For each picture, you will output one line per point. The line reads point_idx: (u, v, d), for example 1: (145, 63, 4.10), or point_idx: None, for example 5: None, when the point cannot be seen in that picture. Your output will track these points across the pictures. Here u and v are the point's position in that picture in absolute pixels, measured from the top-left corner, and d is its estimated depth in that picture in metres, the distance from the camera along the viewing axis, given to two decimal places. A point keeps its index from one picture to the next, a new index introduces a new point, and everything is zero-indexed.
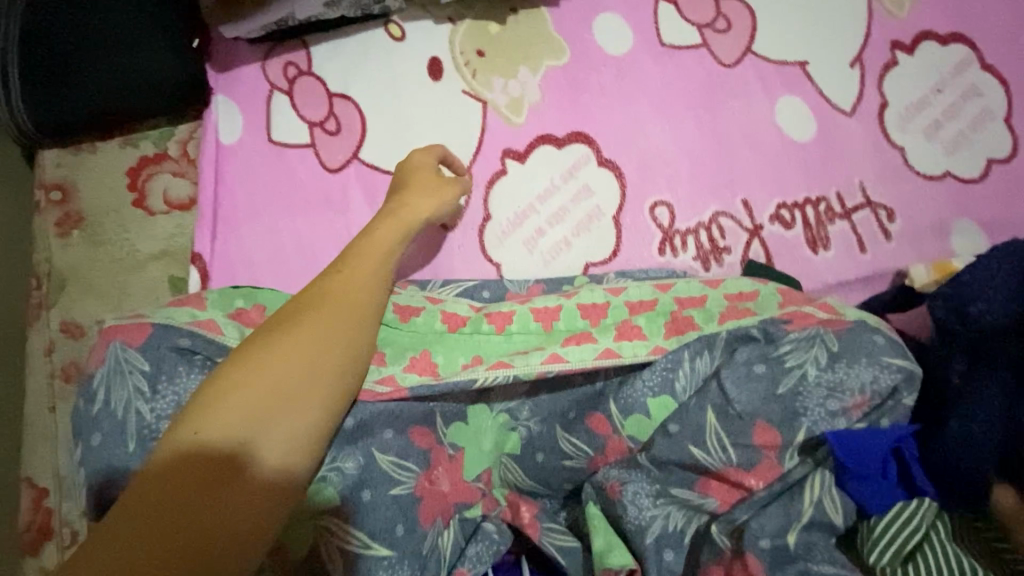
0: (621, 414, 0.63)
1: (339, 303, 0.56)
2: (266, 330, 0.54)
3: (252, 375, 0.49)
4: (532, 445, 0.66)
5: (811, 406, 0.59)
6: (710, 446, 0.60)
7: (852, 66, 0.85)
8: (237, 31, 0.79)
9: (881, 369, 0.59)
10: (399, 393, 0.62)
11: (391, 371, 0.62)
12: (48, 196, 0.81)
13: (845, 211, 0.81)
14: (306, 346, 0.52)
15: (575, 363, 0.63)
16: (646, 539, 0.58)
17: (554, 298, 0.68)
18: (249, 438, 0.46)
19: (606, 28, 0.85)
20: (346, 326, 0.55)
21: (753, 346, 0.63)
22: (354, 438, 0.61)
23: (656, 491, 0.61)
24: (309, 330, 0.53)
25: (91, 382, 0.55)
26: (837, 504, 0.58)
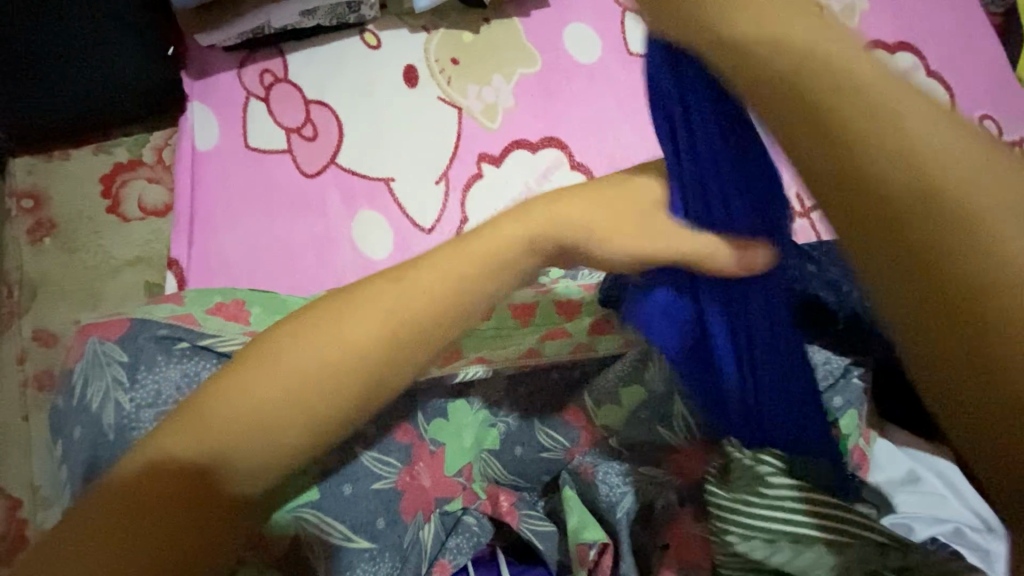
0: (594, 404, 0.66)
1: (372, 321, 0.44)
2: (276, 337, 0.44)
3: (248, 391, 0.41)
4: (511, 439, 0.67)
5: None
6: (675, 426, 0.63)
7: None
8: (214, 38, 0.81)
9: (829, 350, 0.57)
10: None
11: None
12: (20, 204, 0.80)
13: (804, 210, 0.85)
14: (323, 353, 0.42)
15: (551, 357, 0.66)
16: (617, 514, 0.63)
17: (532, 293, 0.71)
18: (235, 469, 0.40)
19: (576, 37, 0.88)
20: (376, 353, 0.43)
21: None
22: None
23: (625, 471, 0.65)
24: (340, 331, 0.43)
25: (71, 378, 0.56)
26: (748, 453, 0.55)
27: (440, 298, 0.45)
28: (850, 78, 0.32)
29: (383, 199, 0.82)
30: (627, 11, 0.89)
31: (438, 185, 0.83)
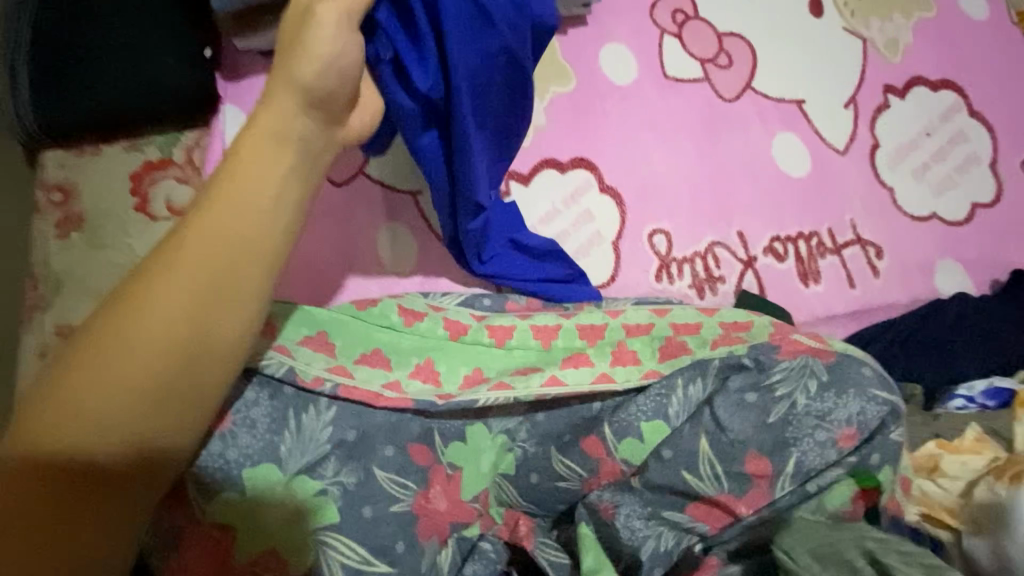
0: (615, 437, 0.66)
1: (203, 261, 0.48)
2: (98, 330, 0.46)
3: (83, 379, 0.44)
4: (527, 465, 0.68)
5: (801, 436, 0.63)
6: (702, 472, 0.64)
7: (847, 106, 0.88)
8: (252, 43, 0.81)
9: (868, 401, 0.63)
10: (404, 400, 0.64)
11: (398, 376, 0.65)
12: (49, 197, 0.80)
13: (836, 247, 0.83)
14: (166, 318, 0.46)
15: (572, 386, 0.66)
16: (640, 559, 0.63)
17: (555, 317, 0.72)
18: (117, 440, 0.45)
19: (612, 59, 0.87)
20: (205, 289, 0.48)
21: (744, 375, 0.66)
22: (357, 453, 0.62)
23: (647, 513, 0.65)
24: (174, 292, 0.47)
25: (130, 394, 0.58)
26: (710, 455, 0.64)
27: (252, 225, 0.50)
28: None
29: (409, 215, 0.82)
30: (665, 34, 0.88)
31: None
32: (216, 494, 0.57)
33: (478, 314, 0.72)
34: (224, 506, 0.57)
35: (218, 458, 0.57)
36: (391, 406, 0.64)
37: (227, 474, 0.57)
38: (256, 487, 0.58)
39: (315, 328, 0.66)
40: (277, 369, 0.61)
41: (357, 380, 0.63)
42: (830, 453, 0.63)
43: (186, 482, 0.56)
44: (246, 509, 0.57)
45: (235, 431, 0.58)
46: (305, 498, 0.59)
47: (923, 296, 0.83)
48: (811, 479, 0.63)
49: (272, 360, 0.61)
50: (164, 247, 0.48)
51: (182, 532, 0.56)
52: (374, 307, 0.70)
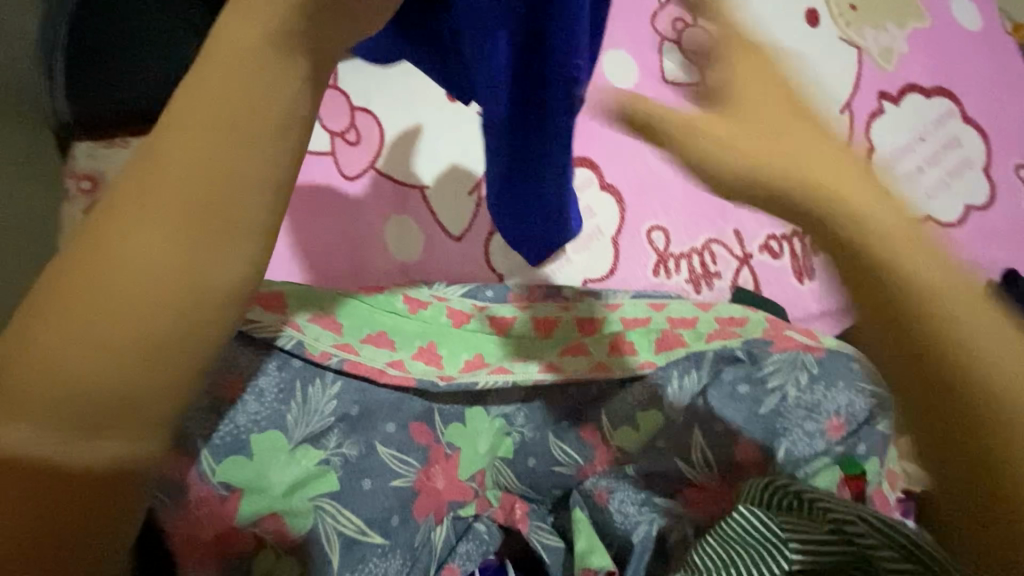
0: (611, 424, 0.68)
1: (172, 209, 0.37)
2: (55, 295, 0.36)
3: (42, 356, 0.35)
4: (525, 449, 0.70)
5: (792, 427, 0.66)
6: (695, 460, 0.66)
7: (842, 111, 0.91)
8: None
9: (854, 395, 0.68)
10: (407, 379, 0.67)
11: (402, 356, 0.68)
12: (79, 185, 0.84)
13: None
14: (141, 271, 0.36)
15: (569, 372, 0.69)
16: (633, 541, 0.63)
17: (554, 308, 0.75)
18: (77, 436, 0.36)
19: (614, 61, 0.91)
20: (187, 230, 0.37)
21: (737, 367, 0.69)
22: (360, 427, 0.65)
23: (641, 500, 0.66)
24: (149, 237, 0.36)
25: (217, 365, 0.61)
26: (702, 443, 0.66)
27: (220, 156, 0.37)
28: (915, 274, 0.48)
29: (416, 208, 0.86)
30: (666, 39, 0.91)
31: (470, 196, 0.87)
32: (225, 458, 0.58)
33: (480, 304, 0.76)
34: (233, 470, 0.58)
35: (227, 423, 0.59)
36: (394, 383, 0.66)
37: (234, 439, 0.59)
38: (264, 451, 0.60)
39: (321, 307, 0.68)
40: (287, 343, 0.63)
41: (363, 358, 0.66)
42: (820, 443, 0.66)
43: (196, 445, 0.58)
44: (254, 475, 0.59)
45: (244, 399, 0.60)
46: (308, 468, 0.61)
47: None
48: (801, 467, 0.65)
49: (284, 333, 0.63)
50: (131, 177, 0.37)
51: (188, 495, 0.57)
52: (380, 293, 0.72)
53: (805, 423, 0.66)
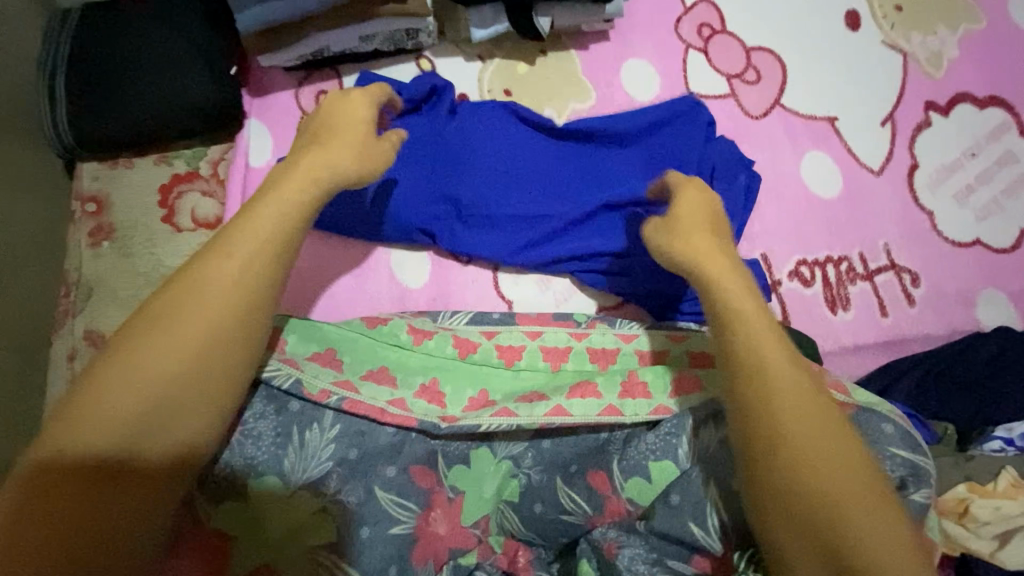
0: (623, 475, 0.64)
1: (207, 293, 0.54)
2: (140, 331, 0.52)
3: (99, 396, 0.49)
4: (532, 494, 0.66)
5: None
6: (709, 524, 0.59)
7: (883, 124, 0.84)
8: (274, 60, 0.82)
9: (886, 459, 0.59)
10: (408, 419, 0.63)
11: (402, 395, 0.65)
12: (84, 208, 0.84)
13: (867, 272, 0.79)
14: (206, 314, 0.53)
15: (578, 417, 0.64)
16: None
17: (565, 339, 0.72)
18: (141, 427, 0.49)
19: (633, 74, 0.87)
20: (236, 291, 0.55)
21: None
22: (358, 472, 0.62)
23: (653, 559, 0.60)
24: (212, 294, 0.54)
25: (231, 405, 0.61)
26: (717, 502, 0.60)
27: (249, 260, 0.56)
28: (778, 398, 0.54)
29: None
30: (690, 49, 0.87)
31: None
32: (218, 504, 0.58)
33: (489, 332, 0.73)
34: (226, 516, 0.59)
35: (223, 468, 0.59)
36: (395, 423, 0.63)
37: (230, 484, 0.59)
38: (258, 497, 0.59)
39: (324, 345, 0.66)
40: (284, 382, 0.61)
41: (362, 396, 0.63)
42: None
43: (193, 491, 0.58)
44: (248, 521, 0.59)
45: (241, 443, 0.60)
46: (302, 516, 0.60)
47: (963, 328, 0.77)
48: None
49: (281, 372, 0.62)
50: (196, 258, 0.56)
51: (184, 540, 0.57)
52: (384, 326, 0.70)
53: None
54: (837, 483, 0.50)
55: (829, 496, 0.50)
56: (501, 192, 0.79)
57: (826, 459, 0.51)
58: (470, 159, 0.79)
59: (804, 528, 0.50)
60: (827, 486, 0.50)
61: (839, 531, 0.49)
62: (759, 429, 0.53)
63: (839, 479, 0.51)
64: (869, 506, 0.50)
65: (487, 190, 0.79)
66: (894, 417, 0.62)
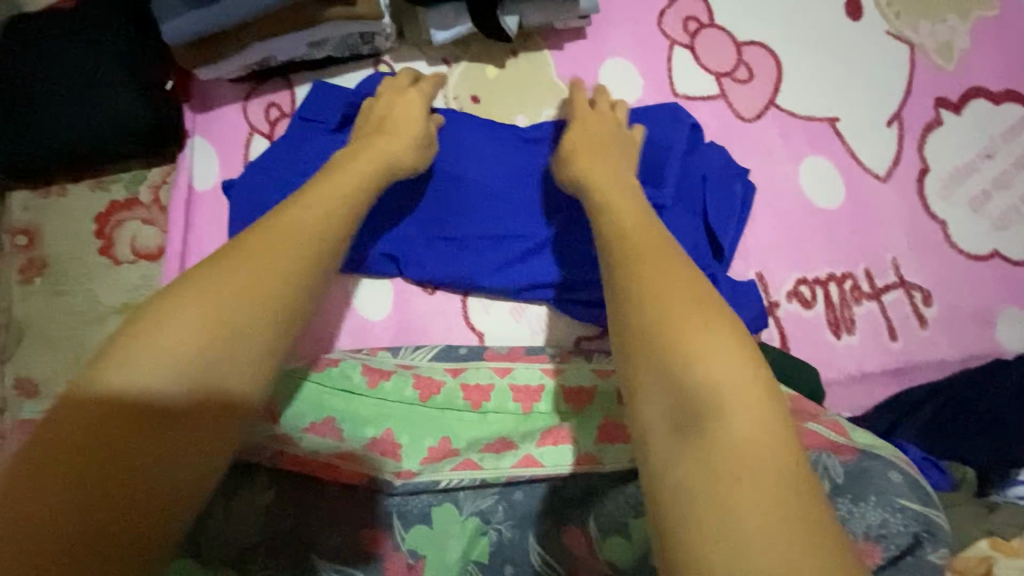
0: (599, 534, 0.54)
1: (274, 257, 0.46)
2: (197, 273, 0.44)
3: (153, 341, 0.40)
4: (501, 554, 0.58)
5: None
6: None
7: (889, 124, 0.76)
8: (215, 73, 0.75)
9: (892, 513, 0.49)
10: (358, 475, 0.57)
11: (352, 447, 0.58)
12: (14, 240, 0.76)
13: (874, 291, 0.71)
14: (271, 256, 0.45)
15: (549, 469, 0.58)
16: None
17: (538, 375, 0.66)
18: (205, 371, 0.41)
19: (613, 74, 0.79)
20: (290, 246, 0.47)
21: None
22: (293, 543, 0.54)
23: None
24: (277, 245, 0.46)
25: None
26: None
27: (324, 226, 0.49)
28: (646, 287, 0.42)
29: None
30: (675, 45, 0.79)
31: None
32: None
33: (453, 369, 0.66)
34: None
35: None
36: (343, 480, 0.57)
37: None
38: None
39: (261, 396, 0.59)
40: None
41: (303, 449, 0.56)
42: None
43: None
44: None
45: None
46: None
47: (981, 351, 0.70)
48: None
49: None
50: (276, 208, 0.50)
51: None
52: (333, 368, 0.63)
53: None
54: (711, 370, 0.37)
55: (709, 392, 0.36)
56: (476, 214, 0.71)
57: (694, 338, 0.38)
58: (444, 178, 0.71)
59: (665, 399, 0.37)
60: (698, 372, 0.37)
61: (706, 414, 0.35)
62: (631, 321, 0.41)
63: (700, 354, 0.37)
64: (744, 391, 0.36)
65: (453, 213, 0.71)
66: (899, 462, 0.52)
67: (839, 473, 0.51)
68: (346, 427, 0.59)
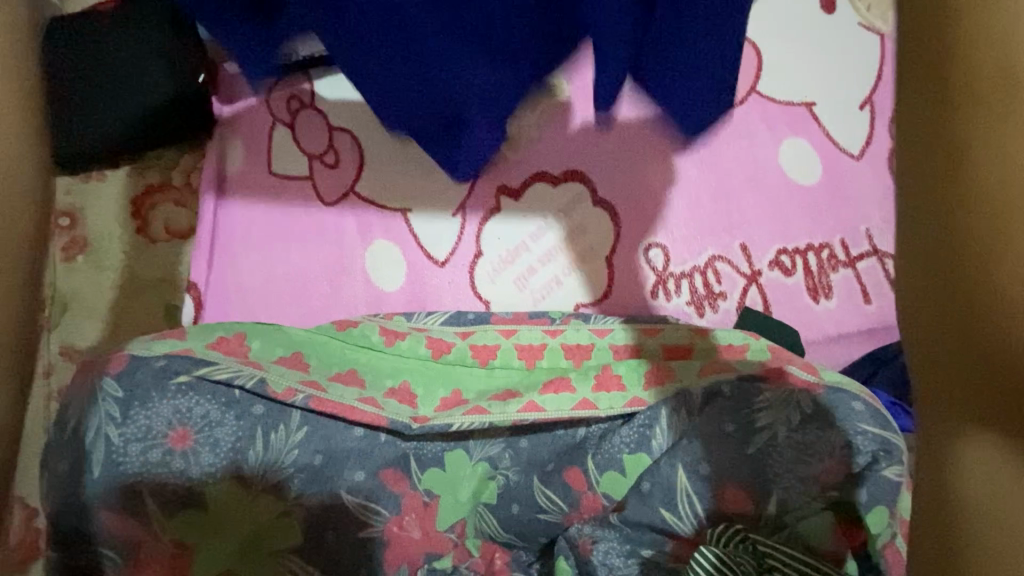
0: (598, 470, 0.62)
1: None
2: None
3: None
4: (509, 494, 0.65)
5: (781, 473, 0.54)
6: (681, 510, 0.57)
7: (862, 108, 0.83)
8: (242, 66, 0.82)
9: (852, 436, 0.54)
10: (378, 418, 0.61)
11: (373, 394, 0.63)
12: (57, 222, 0.83)
13: (849, 259, 0.78)
14: None
15: (551, 411, 0.63)
16: None
17: (540, 336, 0.72)
18: None
19: None
20: None
21: (721, 401, 0.58)
22: (320, 478, 0.59)
23: (628, 551, 0.59)
24: None
25: (135, 407, 0.55)
26: (692, 501, 0.56)
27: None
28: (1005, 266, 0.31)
29: (398, 232, 0.81)
30: None
31: (455, 217, 0.81)
32: (175, 513, 0.55)
33: (463, 331, 0.72)
34: (183, 528, 0.55)
35: (162, 482, 0.55)
36: (364, 422, 0.61)
37: (181, 495, 0.55)
38: (219, 507, 0.56)
39: (286, 347, 0.64)
40: (221, 374, 0.58)
41: (330, 394, 0.60)
42: (815, 491, 0.54)
43: (146, 505, 0.54)
44: (204, 534, 0.56)
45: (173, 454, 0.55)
46: (262, 520, 0.58)
47: None
48: (793, 517, 0.54)
49: (222, 365, 0.58)
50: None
51: (139, 550, 0.54)
52: (354, 328, 0.69)
53: (795, 468, 0.54)
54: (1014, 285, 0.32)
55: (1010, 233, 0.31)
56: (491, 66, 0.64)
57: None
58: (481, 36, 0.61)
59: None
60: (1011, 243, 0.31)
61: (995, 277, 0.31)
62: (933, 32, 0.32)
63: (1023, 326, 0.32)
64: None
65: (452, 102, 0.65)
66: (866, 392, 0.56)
67: (810, 405, 0.55)
68: (366, 378, 0.65)
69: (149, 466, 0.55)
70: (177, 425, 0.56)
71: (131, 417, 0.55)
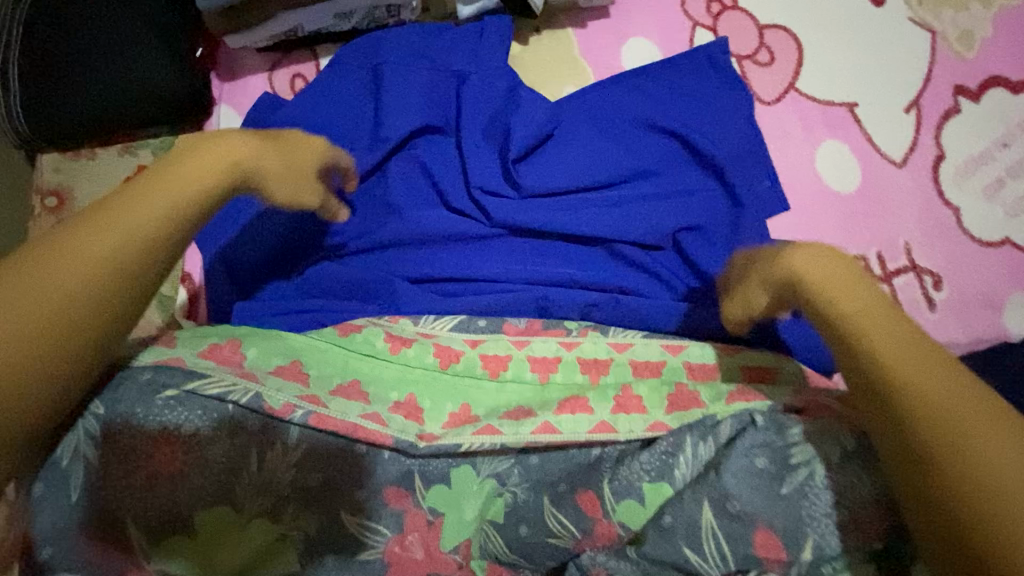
0: (614, 498, 0.58)
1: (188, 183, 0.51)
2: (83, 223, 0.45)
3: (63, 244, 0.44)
4: (516, 515, 0.61)
5: (817, 516, 0.52)
6: (707, 551, 0.53)
7: (908, 111, 0.77)
8: (242, 41, 0.76)
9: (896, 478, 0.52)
10: (382, 436, 0.58)
11: (377, 410, 0.59)
12: (44, 202, 0.78)
13: (885, 274, 0.73)
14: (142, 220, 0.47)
15: (567, 435, 0.60)
16: None
17: (555, 347, 0.68)
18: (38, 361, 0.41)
19: (633, 53, 0.80)
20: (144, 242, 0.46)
21: (755, 433, 0.56)
22: (319, 501, 0.56)
23: None
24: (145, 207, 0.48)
25: (116, 424, 0.51)
26: (722, 542, 0.53)
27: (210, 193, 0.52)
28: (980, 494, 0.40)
29: None
30: (697, 26, 0.80)
31: None
32: (162, 537, 0.52)
33: (472, 339, 0.68)
34: (172, 552, 0.52)
35: (147, 506, 0.51)
36: (368, 440, 0.58)
37: (171, 519, 0.52)
38: (210, 531, 0.53)
39: (284, 356, 0.60)
40: (215, 387, 0.54)
41: (331, 411, 0.57)
42: (853, 538, 0.51)
43: (130, 528, 0.51)
44: (195, 559, 0.53)
45: (157, 477, 0.51)
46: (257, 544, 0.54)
47: (987, 335, 0.72)
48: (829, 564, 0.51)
49: (219, 380, 0.55)
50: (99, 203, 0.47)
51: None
52: (357, 334, 0.65)
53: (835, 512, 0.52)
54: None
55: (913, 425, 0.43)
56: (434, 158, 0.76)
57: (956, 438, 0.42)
58: (559, 211, 0.74)
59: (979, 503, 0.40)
60: (985, 476, 0.40)
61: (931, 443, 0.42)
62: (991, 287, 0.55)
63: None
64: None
65: (488, 240, 0.75)
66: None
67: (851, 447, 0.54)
68: (370, 388, 0.61)
69: (133, 487, 0.51)
70: (164, 445, 0.52)
71: (115, 434, 0.51)
